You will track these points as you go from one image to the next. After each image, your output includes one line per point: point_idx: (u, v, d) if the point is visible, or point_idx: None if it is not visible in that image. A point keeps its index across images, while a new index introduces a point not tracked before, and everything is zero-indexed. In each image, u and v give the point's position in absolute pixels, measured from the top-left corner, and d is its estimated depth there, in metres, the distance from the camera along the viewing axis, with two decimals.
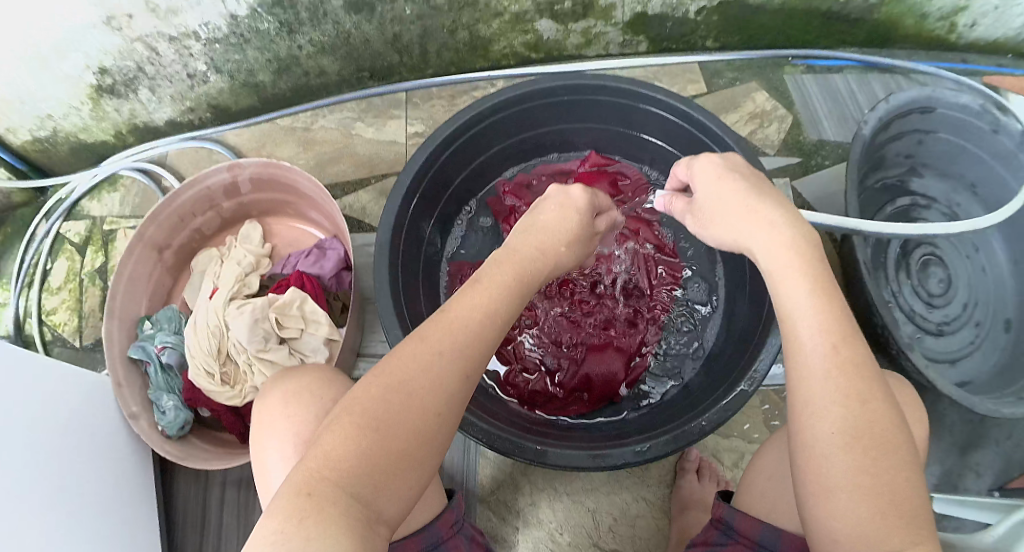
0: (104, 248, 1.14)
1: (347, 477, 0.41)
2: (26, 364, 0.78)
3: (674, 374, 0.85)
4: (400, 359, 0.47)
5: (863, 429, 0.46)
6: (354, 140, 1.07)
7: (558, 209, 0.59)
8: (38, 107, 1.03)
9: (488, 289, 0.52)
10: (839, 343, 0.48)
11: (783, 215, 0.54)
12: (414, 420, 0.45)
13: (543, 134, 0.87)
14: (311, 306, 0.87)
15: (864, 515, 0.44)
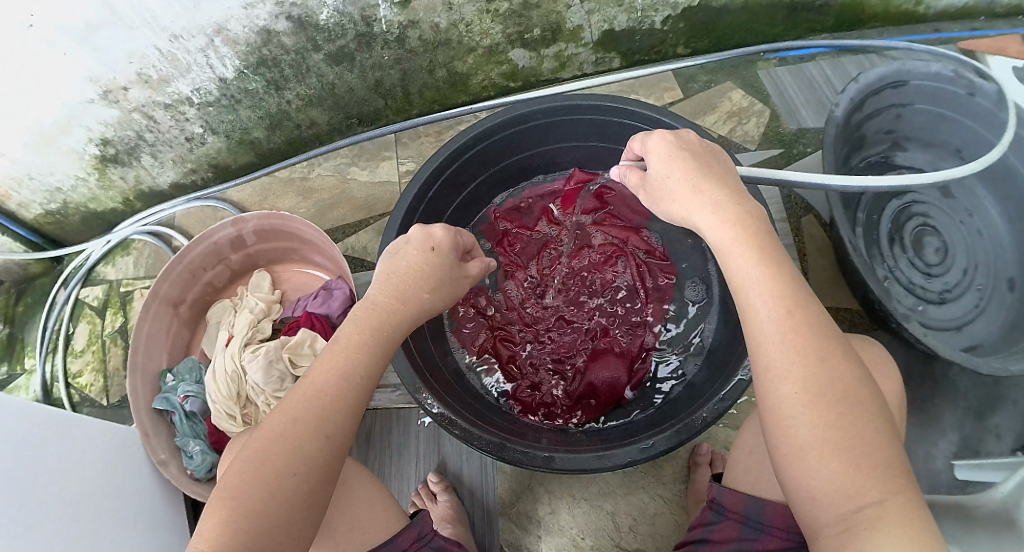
0: (122, 309, 1.19)
1: (217, 541, 0.51)
2: (61, 423, 0.83)
3: (677, 372, 0.88)
4: (262, 435, 0.56)
5: (824, 387, 0.53)
6: (351, 184, 1.12)
7: (418, 253, 0.66)
8: (47, 181, 1.08)
9: (343, 349, 0.59)
10: (792, 308, 0.55)
11: (735, 216, 0.59)
12: (271, 484, 0.53)
13: (527, 158, 0.90)
14: (322, 344, 0.90)
15: (836, 468, 0.51)
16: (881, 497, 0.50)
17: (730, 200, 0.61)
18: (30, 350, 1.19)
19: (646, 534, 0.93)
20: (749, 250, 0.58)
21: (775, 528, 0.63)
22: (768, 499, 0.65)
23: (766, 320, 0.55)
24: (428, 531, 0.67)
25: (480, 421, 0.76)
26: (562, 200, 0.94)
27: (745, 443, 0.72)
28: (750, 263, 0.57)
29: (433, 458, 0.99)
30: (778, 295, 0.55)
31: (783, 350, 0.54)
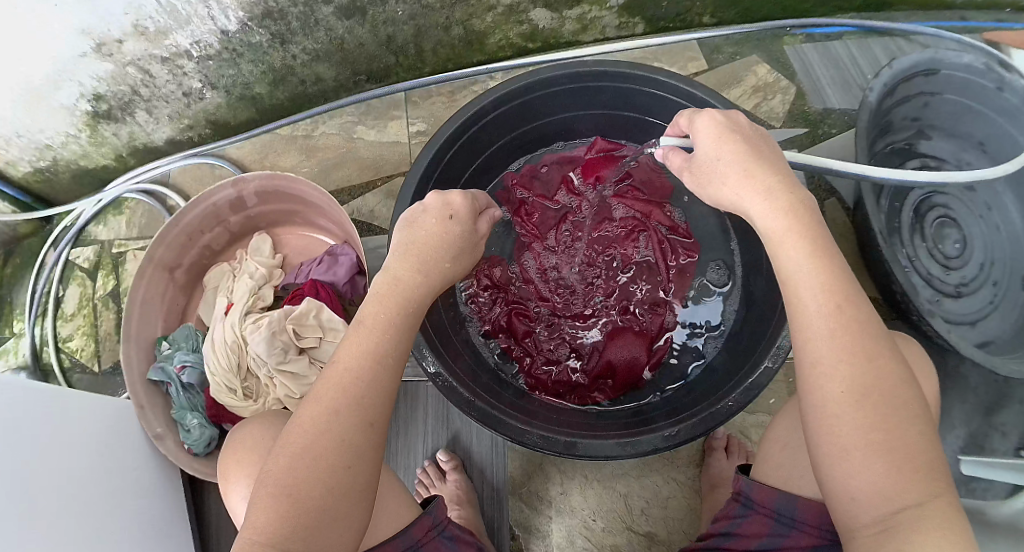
0: (114, 271, 1.14)
1: (274, 538, 0.48)
2: (40, 403, 0.77)
3: (697, 352, 0.85)
4: (300, 426, 0.52)
5: (871, 385, 0.49)
6: (357, 144, 1.07)
7: (436, 222, 0.62)
8: (36, 138, 1.03)
9: (370, 329, 0.56)
10: (842, 303, 0.51)
11: (788, 205, 0.53)
12: (324, 478, 0.50)
13: (546, 125, 0.85)
14: (327, 314, 0.86)
15: (879, 470, 0.47)
16: (920, 500, 0.47)
17: (782, 184, 0.54)
18: (17, 314, 1.14)
19: (658, 517, 0.90)
20: (802, 240, 0.52)
21: (808, 526, 0.60)
22: (799, 494, 0.63)
23: (814, 315, 0.51)
24: (443, 521, 0.64)
25: (495, 400, 0.72)
26: (582, 168, 0.89)
27: (779, 437, 0.68)
28: (799, 252, 0.52)
29: (442, 434, 0.95)
30: (826, 287, 0.51)
31: (831, 348, 0.50)
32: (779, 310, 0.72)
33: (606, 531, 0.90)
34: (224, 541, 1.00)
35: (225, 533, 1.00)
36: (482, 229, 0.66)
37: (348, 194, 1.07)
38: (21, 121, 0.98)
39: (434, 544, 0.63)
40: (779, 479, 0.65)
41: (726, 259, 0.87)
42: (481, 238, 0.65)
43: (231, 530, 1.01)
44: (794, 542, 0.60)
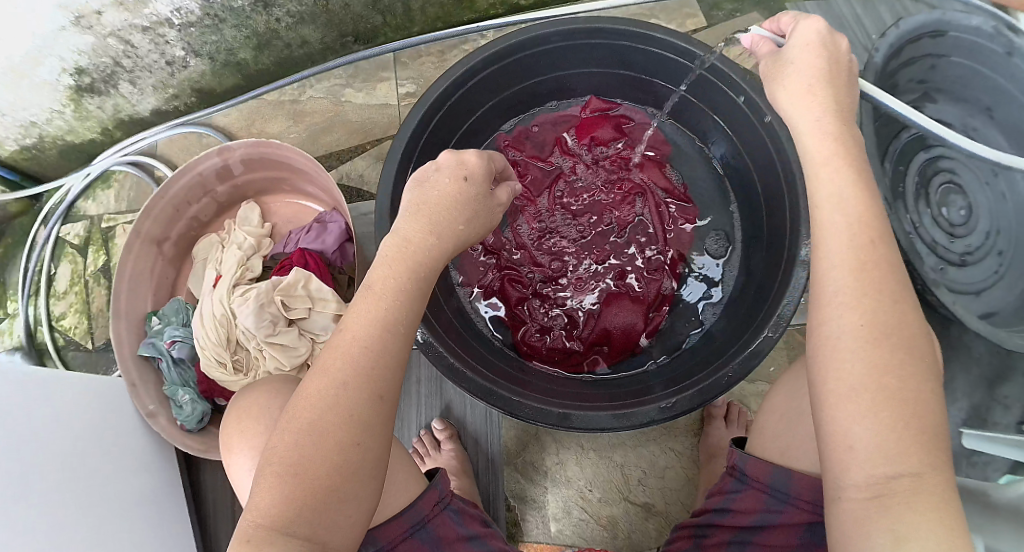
0: (105, 247, 1.13)
1: (279, 521, 0.44)
2: (26, 386, 0.75)
3: (695, 319, 0.83)
4: (308, 399, 0.47)
5: (882, 332, 0.46)
6: (345, 107, 1.04)
7: (450, 181, 0.57)
8: (19, 116, 1.00)
9: (380, 296, 0.51)
10: (875, 238, 0.48)
11: (837, 133, 0.52)
12: (332, 456, 0.45)
13: (540, 84, 0.83)
14: (316, 284, 0.84)
15: (885, 420, 0.44)
16: (919, 469, 0.43)
17: (834, 117, 0.53)
18: (10, 295, 1.12)
19: (656, 487, 0.89)
20: (846, 168, 0.51)
21: (801, 501, 0.59)
22: (793, 468, 0.61)
23: (836, 247, 0.49)
24: (448, 494, 0.63)
25: (488, 371, 0.71)
26: (576, 129, 0.87)
27: (776, 406, 0.66)
28: (842, 178, 0.50)
29: (436, 404, 0.94)
30: (858, 220, 0.49)
31: (843, 281, 0.47)
32: (779, 276, 0.70)
33: (602, 502, 0.89)
34: (222, 516, 1.00)
35: (222, 508, 1.00)
36: (499, 198, 0.62)
37: (336, 159, 1.04)
38: (3, 99, 0.96)
39: (441, 518, 0.61)
40: (776, 449, 0.63)
41: (725, 227, 0.85)
42: (499, 206, 0.62)
43: (228, 506, 1.00)
44: (788, 517, 0.59)
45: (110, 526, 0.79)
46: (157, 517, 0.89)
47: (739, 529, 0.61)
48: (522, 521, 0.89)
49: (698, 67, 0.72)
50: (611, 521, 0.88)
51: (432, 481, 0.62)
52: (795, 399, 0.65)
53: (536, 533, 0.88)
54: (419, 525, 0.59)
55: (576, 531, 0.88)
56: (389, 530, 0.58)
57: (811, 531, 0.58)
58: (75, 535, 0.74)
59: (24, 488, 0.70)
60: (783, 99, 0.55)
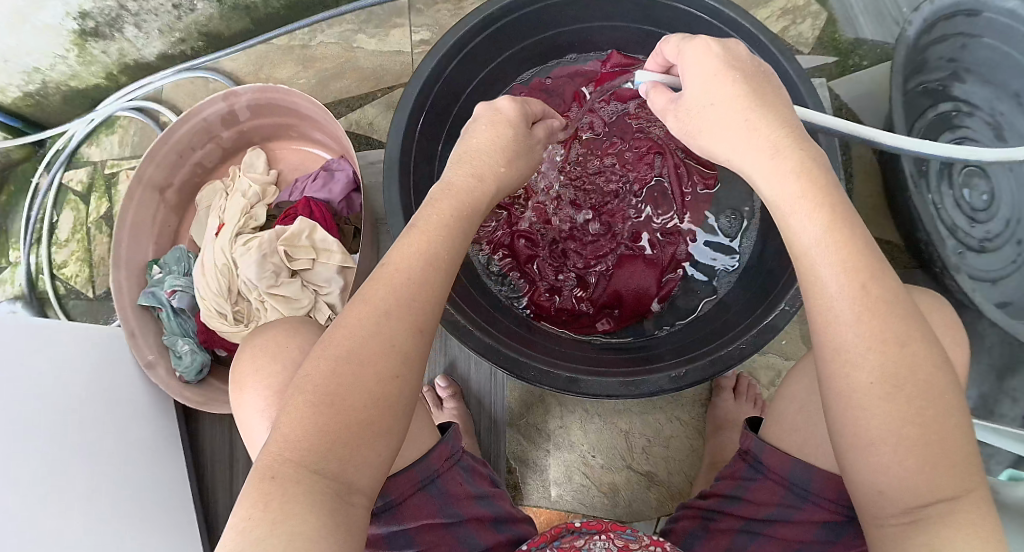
0: (108, 194, 1.10)
1: (308, 455, 0.41)
2: (26, 337, 0.74)
3: (708, 285, 0.81)
4: (345, 328, 0.44)
5: (904, 376, 0.45)
6: (357, 53, 1.01)
7: (489, 128, 0.57)
8: (24, 61, 0.98)
9: (426, 232, 0.49)
10: (868, 282, 0.46)
11: (799, 164, 0.48)
12: (370, 387, 0.43)
13: (558, 36, 0.80)
14: (320, 234, 0.82)
15: (897, 418, 0.45)
16: (952, 496, 0.45)
17: (790, 137, 0.50)
18: (12, 243, 1.10)
19: (660, 456, 0.88)
20: (813, 212, 0.47)
21: (825, 500, 0.58)
22: (817, 465, 0.59)
23: (826, 273, 0.46)
24: (460, 450, 0.61)
25: (497, 331, 0.69)
26: (596, 83, 0.83)
27: (796, 397, 0.64)
28: (816, 224, 0.47)
29: (440, 360, 0.92)
30: (848, 268, 0.46)
31: (858, 334, 0.46)
32: None
33: (604, 468, 0.88)
34: (219, 469, 0.99)
35: (220, 460, 0.99)
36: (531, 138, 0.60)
37: (345, 106, 1.02)
38: (5, 43, 0.94)
39: (452, 473, 0.59)
40: (794, 444, 0.61)
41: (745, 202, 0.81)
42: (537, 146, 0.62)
43: (227, 458, 1.00)
44: (808, 515, 0.58)
45: (110, 478, 0.79)
46: (158, 465, 0.89)
47: (751, 519, 0.61)
48: (522, 484, 0.88)
49: (726, 29, 0.69)
50: (613, 488, 0.87)
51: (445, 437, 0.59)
52: (812, 376, 0.63)
53: (536, 496, 0.88)
54: (429, 480, 0.57)
55: (577, 496, 0.87)
56: (400, 484, 0.55)
57: (826, 528, 0.58)
58: (73, 480, 0.74)
59: (23, 430, 0.70)
60: (707, 139, 0.55)
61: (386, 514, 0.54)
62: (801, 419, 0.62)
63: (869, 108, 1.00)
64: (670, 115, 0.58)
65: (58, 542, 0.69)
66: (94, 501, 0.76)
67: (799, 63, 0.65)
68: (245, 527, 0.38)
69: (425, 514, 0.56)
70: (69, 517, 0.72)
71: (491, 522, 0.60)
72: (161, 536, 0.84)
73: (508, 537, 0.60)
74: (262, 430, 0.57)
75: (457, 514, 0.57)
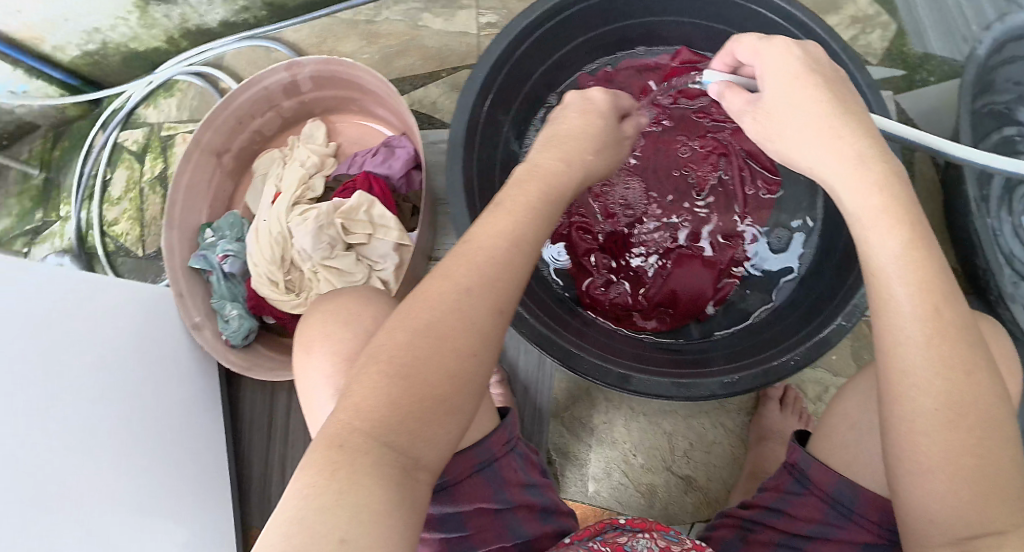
0: (163, 153, 1.12)
1: (378, 427, 0.40)
2: (77, 294, 0.76)
3: (766, 293, 0.80)
4: (428, 298, 0.45)
5: (967, 405, 0.44)
6: (422, 32, 1.01)
7: (580, 116, 0.59)
8: (82, 21, 0.99)
9: (511, 211, 0.49)
10: (939, 305, 0.45)
11: (881, 180, 0.48)
12: (446, 362, 0.42)
13: (627, 27, 0.79)
14: (378, 210, 0.82)
15: (954, 445, 0.44)
16: (1005, 528, 0.43)
17: (875, 153, 0.49)
18: (64, 198, 1.13)
19: (701, 461, 0.87)
20: (896, 228, 0.46)
21: (868, 521, 0.57)
22: (862, 485, 0.58)
23: (900, 300, 0.45)
24: (515, 435, 0.60)
25: (554, 323, 0.69)
26: (662, 77, 0.81)
27: (848, 413, 0.62)
28: (893, 243, 0.46)
29: None
30: (923, 287, 0.45)
31: (925, 357, 0.45)
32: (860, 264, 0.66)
33: (644, 469, 0.87)
34: (257, 436, 1.01)
35: (259, 428, 1.01)
36: (627, 130, 0.63)
37: (410, 84, 1.01)
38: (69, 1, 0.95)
39: (508, 459, 0.59)
40: (843, 460, 0.60)
41: (809, 213, 0.80)
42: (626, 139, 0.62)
43: (265, 427, 1.01)
44: (849, 534, 0.58)
45: (147, 439, 0.80)
46: (192, 427, 0.90)
47: (791, 533, 0.60)
48: (560, 477, 0.88)
49: (800, 36, 0.67)
50: (651, 489, 0.87)
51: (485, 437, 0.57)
52: (868, 395, 0.62)
53: (574, 490, 0.88)
54: (488, 464, 0.57)
55: (614, 494, 0.87)
56: (460, 464, 0.55)
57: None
58: (111, 436, 0.75)
59: (65, 387, 0.71)
60: (792, 143, 0.53)
61: (444, 492, 0.55)
62: (852, 436, 0.61)
63: (935, 123, 0.95)
64: (746, 118, 0.58)
65: (88, 496, 0.70)
66: (128, 460, 0.77)
67: (869, 73, 0.63)
68: (308, 494, 0.38)
69: (479, 497, 0.56)
70: (102, 471, 0.73)
71: (539, 511, 0.60)
72: (186, 496, 0.86)
73: (554, 529, 0.60)
74: (326, 404, 0.56)
75: (508, 500, 0.57)
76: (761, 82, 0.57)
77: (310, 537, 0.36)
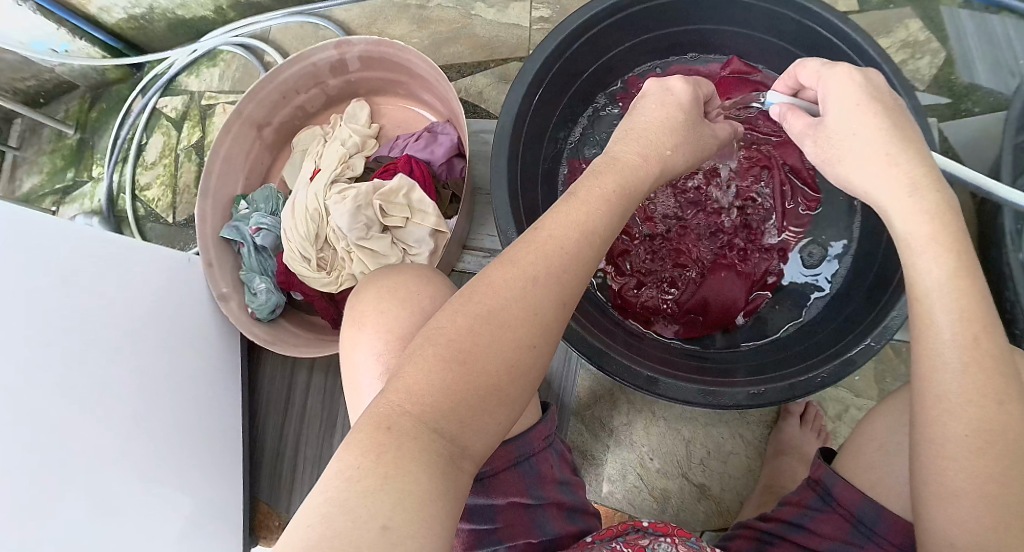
0: (201, 123, 1.12)
1: (430, 413, 0.40)
2: (98, 252, 0.76)
3: (796, 309, 0.79)
4: (492, 287, 0.44)
5: (997, 433, 0.43)
6: (474, 21, 1.00)
7: (660, 109, 0.57)
8: None
9: (586, 202, 0.48)
10: (980, 335, 0.44)
11: (935, 209, 0.47)
12: (506, 351, 0.42)
13: (680, 33, 0.79)
14: (418, 195, 0.81)
15: (980, 472, 0.43)
16: None
17: (927, 179, 0.48)
18: (97, 159, 1.14)
19: (716, 471, 0.86)
20: (946, 255, 0.46)
21: (888, 543, 0.56)
22: (887, 505, 0.57)
23: (942, 326, 0.45)
24: (554, 432, 0.61)
25: (585, 319, 0.69)
26: (712, 85, 0.81)
27: (876, 435, 0.61)
28: (940, 269, 0.45)
29: None
30: (966, 316, 0.44)
31: (960, 384, 0.44)
32: (895, 286, 0.64)
33: (660, 473, 0.87)
34: (275, 410, 1.01)
35: (277, 401, 1.01)
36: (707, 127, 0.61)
37: (455, 72, 1.00)
38: None
39: (545, 456, 0.59)
40: (868, 480, 0.59)
41: (847, 231, 0.78)
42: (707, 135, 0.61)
43: (283, 401, 1.01)
44: None
45: (159, 404, 0.80)
46: (206, 398, 0.89)
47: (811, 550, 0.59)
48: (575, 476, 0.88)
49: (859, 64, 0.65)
50: (664, 495, 0.86)
51: (514, 428, 0.57)
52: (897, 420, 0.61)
53: (588, 489, 0.87)
54: (527, 458, 0.57)
55: (626, 496, 0.86)
56: (502, 455, 0.55)
57: None
58: (120, 397, 0.75)
59: (75, 345, 0.70)
60: (844, 159, 0.52)
61: (483, 483, 0.55)
62: (880, 459, 0.60)
63: (975, 154, 0.92)
64: (807, 142, 0.57)
65: (89, 454, 0.70)
66: (137, 423, 0.76)
67: (917, 97, 0.61)
68: (349, 476, 0.37)
69: (516, 490, 0.56)
70: (107, 430, 0.72)
71: (567, 510, 0.59)
72: (195, 465, 0.85)
73: (578, 529, 0.59)
74: (371, 383, 0.55)
75: (543, 496, 0.57)
76: (823, 106, 0.55)
77: (354, 520, 0.36)
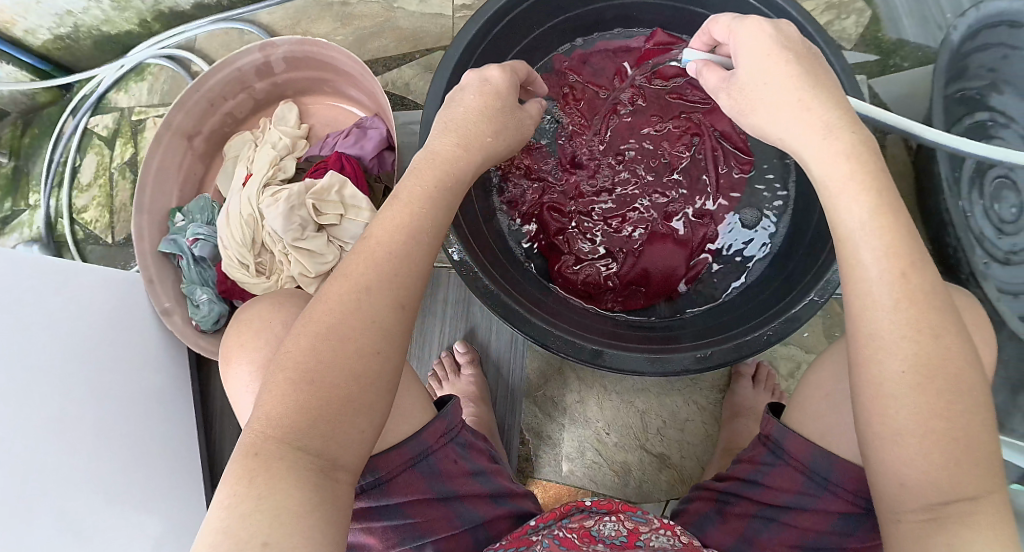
0: (133, 139, 1.10)
1: (291, 433, 0.41)
2: (44, 277, 0.74)
3: (738, 273, 0.80)
4: (327, 303, 0.45)
5: (935, 367, 0.45)
6: (396, 13, 1.00)
7: (476, 98, 0.57)
8: (56, 3, 0.99)
9: (407, 202, 0.49)
10: (908, 270, 0.45)
11: (850, 148, 0.48)
12: (349, 363, 0.43)
13: (603, 9, 0.79)
14: (350, 190, 0.81)
15: (924, 410, 0.45)
16: (975, 494, 0.44)
17: (842, 122, 0.49)
18: (34, 186, 1.10)
19: (674, 440, 0.87)
20: (865, 194, 0.47)
21: (844, 491, 0.57)
22: (837, 454, 0.58)
23: (869, 267, 0.46)
24: (454, 426, 0.59)
25: (524, 299, 0.68)
26: (637, 59, 0.81)
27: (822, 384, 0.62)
28: (861, 208, 0.46)
29: (460, 326, 0.93)
30: (892, 251, 0.45)
31: (893, 320, 0.45)
32: (831, 243, 0.66)
33: (618, 447, 0.88)
34: (228, 412, 1.00)
35: (230, 407, 0.99)
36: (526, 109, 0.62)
37: (382, 66, 1.01)
38: None
39: (446, 451, 0.58)
40: (816, 430, 0.60)
41: (780, 190, 0.79)
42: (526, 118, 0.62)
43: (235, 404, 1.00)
44: (825, 504, 0.58)
45: (116, 429, 0.78)
46: (160, 419, 0.88)
47: (767, 505, 0.61)
48: (533, 458, 0.88)
49: (771, 15, 0.67)
50: (624, 467, 0.87)
51: (399, 431, 0.55)
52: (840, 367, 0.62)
53: (548, 470, 0.88)
54: (423, 456, 0.56)
55: (587, 473, 0.87)
56: (390, 461, 0.54)
57: (844, 518, 0.57)
58: (77, 425, 0.73)
59: (28, 378, 0.68)
60: (761, 116, 0.53)
61: (376, 490, 0.53)
62: (827, 406, 0.60)
63: (905, 110, 0.95)
64: (721, 93, 0.57)
65: (56, 484, 0.68)
66: (97, 450, 0.75)
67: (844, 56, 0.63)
68: (230, 503, 0.39)
69: (416, 489, 0.55)
70: (70, 460, 0.71)
71: (488, 496, 0.60)
72: (159, 487, 0.84)
73: (506, 512, 0.61)
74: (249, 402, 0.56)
75: (450, 490, 0.57)
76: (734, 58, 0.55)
77: (236, 544, 0.37)
